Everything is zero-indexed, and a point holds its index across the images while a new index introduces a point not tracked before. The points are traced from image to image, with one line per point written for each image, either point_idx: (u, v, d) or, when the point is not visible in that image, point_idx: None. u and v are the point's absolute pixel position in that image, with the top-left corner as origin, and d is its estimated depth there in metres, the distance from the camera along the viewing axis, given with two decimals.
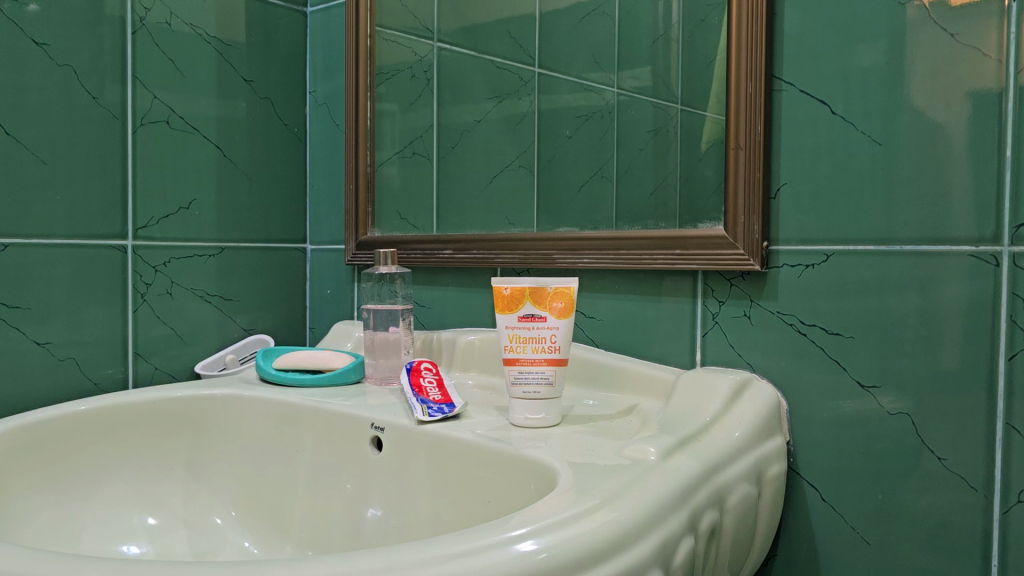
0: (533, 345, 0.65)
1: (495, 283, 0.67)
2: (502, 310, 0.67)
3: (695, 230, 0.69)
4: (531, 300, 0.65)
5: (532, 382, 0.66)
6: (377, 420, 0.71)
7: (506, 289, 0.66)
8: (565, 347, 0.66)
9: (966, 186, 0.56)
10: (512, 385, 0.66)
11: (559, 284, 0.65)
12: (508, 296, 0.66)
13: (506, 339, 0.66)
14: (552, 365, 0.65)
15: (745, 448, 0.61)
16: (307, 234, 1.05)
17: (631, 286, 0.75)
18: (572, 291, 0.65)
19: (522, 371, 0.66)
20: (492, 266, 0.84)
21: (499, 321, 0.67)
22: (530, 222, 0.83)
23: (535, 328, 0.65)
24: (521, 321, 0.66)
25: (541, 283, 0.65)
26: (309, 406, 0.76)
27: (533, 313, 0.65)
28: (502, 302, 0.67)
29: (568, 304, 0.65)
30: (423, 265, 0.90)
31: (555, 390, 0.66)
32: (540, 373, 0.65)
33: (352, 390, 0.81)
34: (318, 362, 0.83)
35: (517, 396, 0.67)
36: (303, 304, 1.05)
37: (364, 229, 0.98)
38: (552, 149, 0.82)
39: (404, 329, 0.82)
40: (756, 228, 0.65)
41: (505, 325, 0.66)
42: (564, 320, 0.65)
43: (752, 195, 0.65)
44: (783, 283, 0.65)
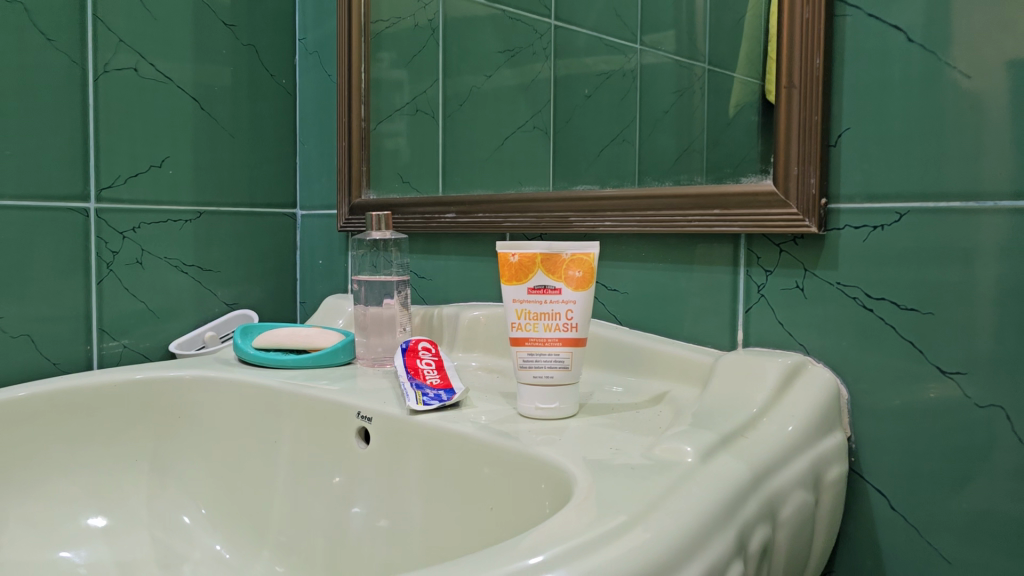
0: (545, 322, 0.55)
1: (500, 250, 0.57)
2: (508, 281, 0.56)
3: (737, 185, 0.58)
4: (543, 269, 0.55)
5: (544, 367, 0.55)
6: (364, 409, 0.61)
7: (512, 256, 0.56)
8: (583, 325, 0.55)
9: None
10: (519, 368, 0.56)
11: (577, 250, 0.55)
12: (516, 265, 0.56)
13: (513, 316, 0.56)
14: (568, 346, 0.55)
15: (801, 447, 0.50)
16: (297, 198, 0.95)
17: (660, 253, 0.64)
18: (591, 258, 0.55)
19: (532, 353, 0.55)
20: (500, 231, 0.73)
21: (505, 294, 0.57)
22: (544, 182, 0.73)
23: (547, 303, 0.55)
24: (531, 294, 0.55)
25: (556, 248, 0.55)
26: (290, 391, 0.66)
27: (545, 285, 0.55)
28: (508, 273, 0.56)
29: (587, 275, 0.55)
30: (422, 231, 0.80)
31: (571, 374, 0.56)
32: (553, 356, 0.55)
33: (339, 373, 0.71)
34: (302, 341, 0.73)
35: (524, 380, 0.56)
36: (293, 276, 0.95)
37: (358, 191, 0.87)
38: (568, 109, 0.72)
39: (398, 304, 0.72)
40: (813, 180, 0.54)
41: (512, 299, 0.56)
42: (582, 292, 0.55)
43: (807, 141, 0.54)
44: (844, 247, 0.54)
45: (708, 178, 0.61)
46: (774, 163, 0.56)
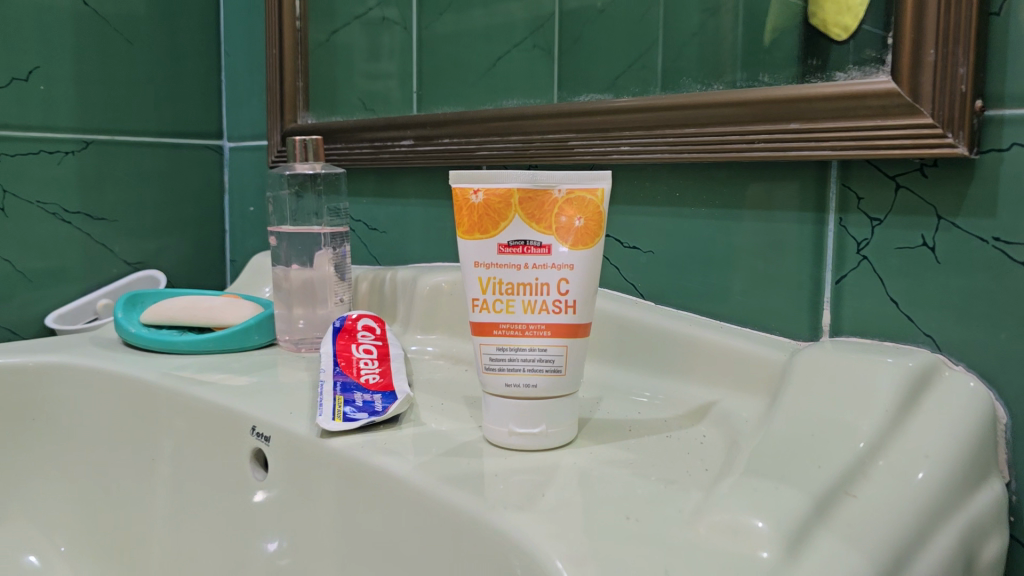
0: (525, 300, 0.35)
1: (455, 186, 0.36)
2: (467, 236, 0.36)
3: (828, 84, 0.37)
4: (522, 215, 0.35)
5: (523, 372, 0.35)
6: (260, 425, 0.41)
7: (474, 195, 0.36)
8: (586, 305, 0.35)
9: None
10: (483, 373, 0.36)
11: (574, 186, 0.35)
12: (481, 209, 0.35)
13: (476, 289, 0.36)
14: (561, 339, 0.35)
15: (944, 509, 0.30)
16: (224, 127, 0.73)
17: (703, 191, 0.42)
18: (598, 198, 0.35)
19: (503, 349, 0.35)
20: (472, 162, 0.51)
21: (463, 256, 0.36)
22: (536, 97, 0.51)
23: (528, 269, 0.35)
24: (503, 255, 0.35)
25: (544, 183, 0.35)
26: (167, 389, 0.47)
27: (524, 240, 0.35)
28: (467, 221, 0.36)
29: (593, 226, 0.35)
30: (371, 165, 0.57)
31: (566, 383, 0.35)
32: (537, 353, 0.35)
33: (247, 363, 0.51)
34: (203, 316, 0.53)
35: (491, 390, 0.36)
36: (220, 226, 0.73)
37: (291, 113, 0.65)
38: (577, 28, 0.52)
39: (329, 265, 0.52)
40: (964, 70, 0.33)
41: (474, 264, 0.36)
42: (584, 254, 0.35)
43: (956, 6, 0.33)
44: (1009, 182, 0.33)
45: (787, 82, 0.39)
46: (894, 48, 0.35)
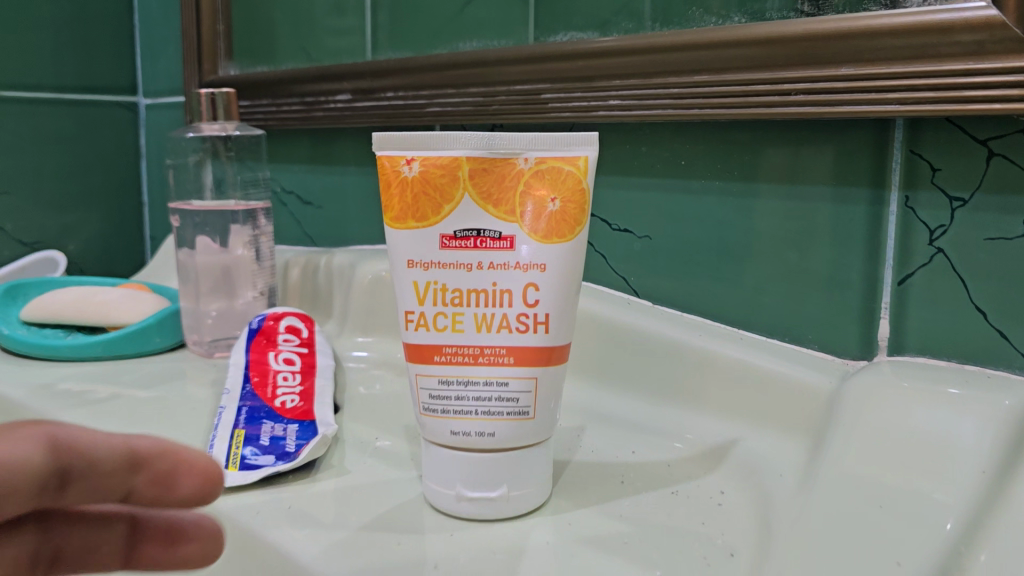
0: (478, 314, 0.25)
1: (381, 156, 0.26)
2: (397, 224, 0.26)
3: (899, 14, 0.27)
4: (475, 194, 0.25)
5: (475, 415, 0.25)
6: None
7: (407, 167, 0.26)
8: (563, 321, 0.26)
9: None
10: (420, 417, 0.26)
11: (545, 153, 0.25)
12: (416, 187, 0.26)
13: (410, 299, 0.26)
14: (527, 369, 0.25)
15: None
16: (138, 80, 0.61)
17: (718, 159, 0.32)
18: (579, 169, 0.25)
19: (447, 383, 0.25)
20: (422, 121, 0.40)
21: (392, 254, 0.26)
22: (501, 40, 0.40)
23: (483, 271, 0.25)
24: (447, 250, 0.25)
25: (505, 149, 0.25)
26: (33, 413, 0.36)
27: (476, 230, 0.25)
28: (398, 205, 0.26)
29: (573, 210, 0.25)
30: (303, 125, 0.47)
31: (534, 430, 0.25)
32: (494, 390, 0.25)
33: (144, 375, 0.40)
34: (92, 312, 0.43)
35: (432, 439, 0.26)
36: (136, 197, 0.62)
37: (210, 62, 0.54)
38: None
39: (246, 244, 0.43)
40: None
41: (407, 265, 0.26)
42: (559, 249, 0.25)
43: None
44: None
45: (837, 11, 0.28)
46: None
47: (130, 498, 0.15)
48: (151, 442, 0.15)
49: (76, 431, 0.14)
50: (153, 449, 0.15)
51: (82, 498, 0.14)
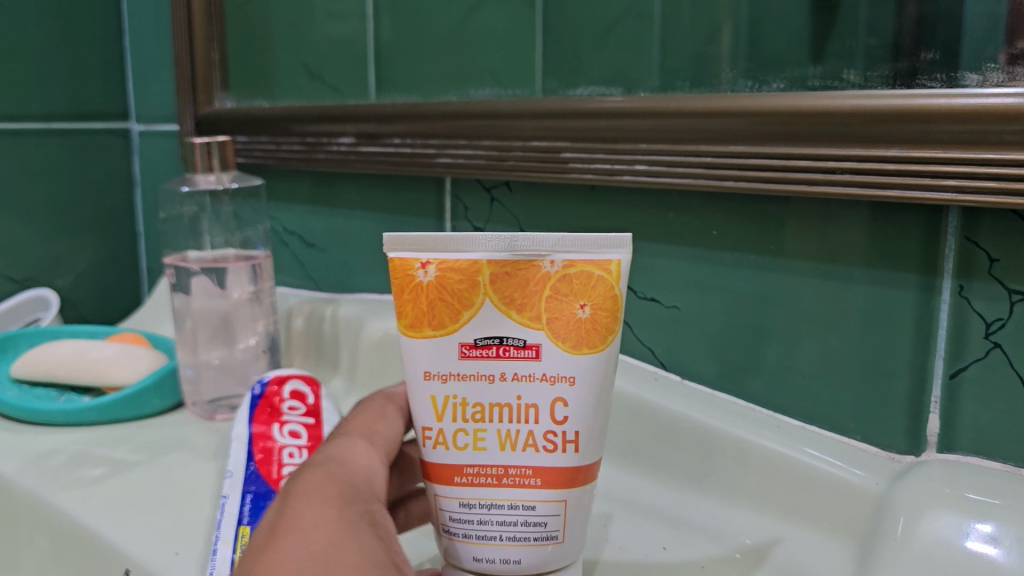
0: (502, 431, 0.23)
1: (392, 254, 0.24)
2: (411, 331, 0.24)
3: (956, 94, 0.25)
4: (496, 301, 0.23)
5: (499, 542, 0.23)
6: (136, 572, 0.30)
7: (422, 271, 0.23)
8: (595, 438, 0.23)
9: None
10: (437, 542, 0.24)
11: (575, 255, 0.23)
12: (431, 292, 0.23)
13: (427, 413, 0.24)
14: (556, 490, 0.23)
15: None
16: (130, 106, 0.59)
17: (751, 233, 0.31)
18: (612, 273, 0.23)
19: (468, 507, 0.23)
20: (432, 171, 0.38)
21: (406, 362, 0.24)
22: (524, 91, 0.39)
23: (507, 382, 0.23)
24: (467, 360, 0.23)
25: (529, 253, 0.23)
26: (26, 495, 0.35)
27: (499, 338, 0.23)
28: (412, 310, 0.24)
29: (604, 318, 0.23)
30: (304, 167, 0.44)
31: (564, 556, 0.23)
32: (520, 515, 0.23)
33: (143, 443, 0.39)
34: (88, 373, 0.41)
35: (451, 566, 0.24)
36: (130, 227, 0.60)
37: (204, 94, 0.52)
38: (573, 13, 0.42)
39: (243, 283, 0.41)
40: None
41: (423, 375, 0.24)
42: (588, 360, 0.23)
43: None
44: None
45: (887, 83, 0.27)
46: None
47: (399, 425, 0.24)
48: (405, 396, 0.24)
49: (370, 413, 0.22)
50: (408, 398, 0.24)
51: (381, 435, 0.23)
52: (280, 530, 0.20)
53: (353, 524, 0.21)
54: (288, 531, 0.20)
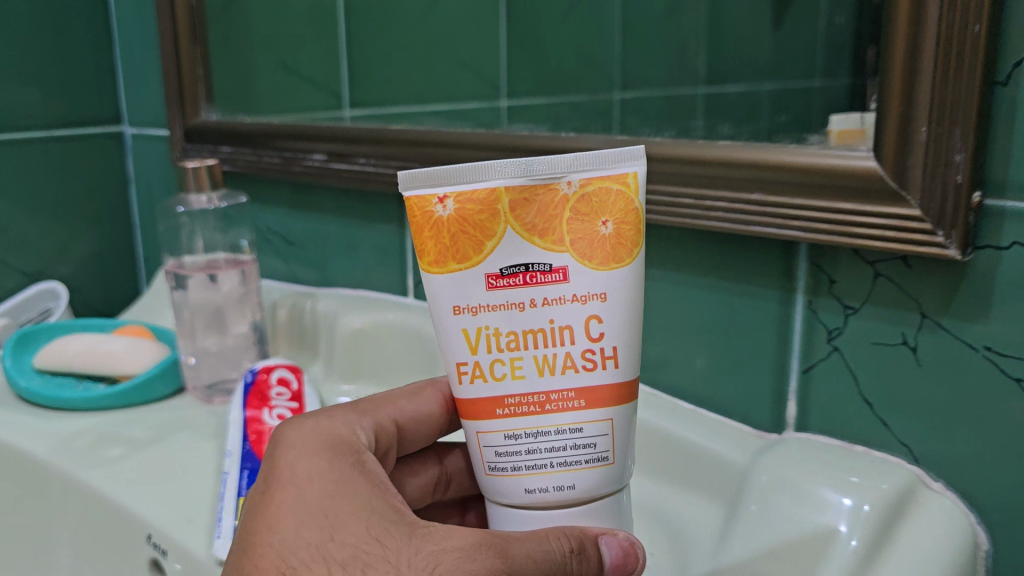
0: (539, 357, 0.26)
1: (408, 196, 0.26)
2: (437, 266, 0.26)
3: (799, 155, 0.31)
4: (518, 227, 0.25)
5: (551, 468, 0.26)
6: (156, 536, 0.37)
7: (441, 206, 0.26)
8: (629, 353, 0.26)
9: None
10: (488, 477, 0.27)
11: (589, 173, 0.25)
12: (456, 223, 0.26)
13: (464, 350, 0.26)
14: (597, 407, 0.26)
15: None
16: (122, 110, 0.65)
17: (653, 251, 0.37)
18: (628, 185, 0.25)
19: (516, 437, 0.26)
20: (392, 188, 0.44)
21: (435, 300, 0.26)
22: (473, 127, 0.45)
23: (539, 309, 0.26)
24: (496, 290, 0.26)
25: (547, 175, 0.25)
26: (58, 472, 0.42)
27: (524, 265, 0.25)
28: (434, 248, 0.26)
29: (627, 230, 0.25)
30: (282, 177, 0.50)
31: (612, 475, 0.26)
32: (569, 438, 0.26)
33: (151, 424, 0.45)
34: (100, 363, 0.48)
35: (509, 496, 0.27)
36: (126, 222, 0.66)
37: (192, 108, 0.59)
38: None
39: (233, 280, 0.48)
40: (962, 156, 0.27)
41: (454, 311, 0.26)
42: (615, 277, 0.26)
43: (953, 78, 0.27)
44: (1008, 283, 0.28)
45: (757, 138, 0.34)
46: (878, 121, 0.29)
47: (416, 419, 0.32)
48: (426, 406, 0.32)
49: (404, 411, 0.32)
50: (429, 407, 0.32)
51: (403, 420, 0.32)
52: (277, 484, 0.27)
53: (341, 471, 0.27)
54: (284, 484, 0.27)
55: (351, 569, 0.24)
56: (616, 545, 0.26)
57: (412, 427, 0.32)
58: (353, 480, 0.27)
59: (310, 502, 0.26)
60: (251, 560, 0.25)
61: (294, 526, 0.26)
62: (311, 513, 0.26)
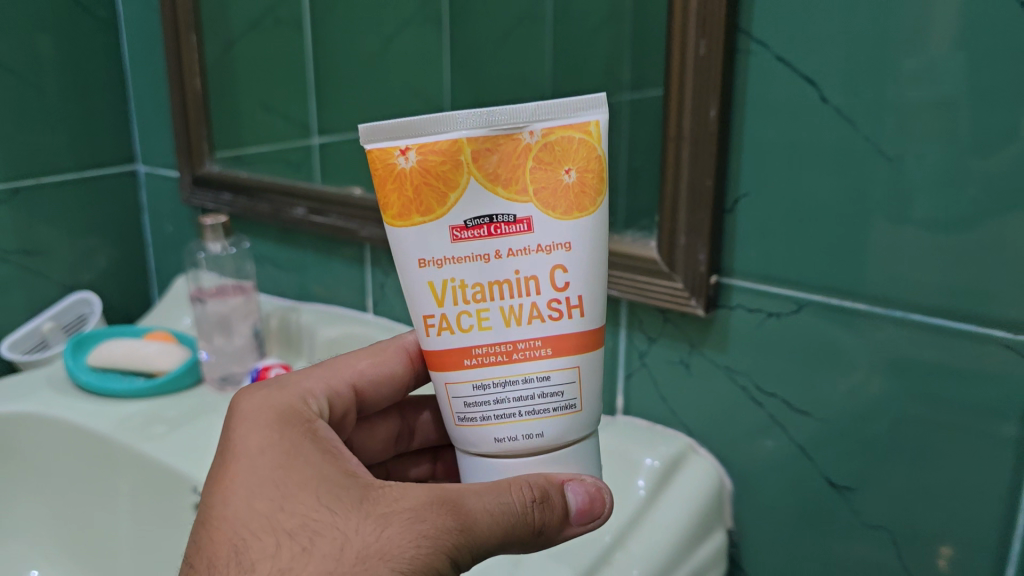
0: (505, 306, 0.33)
1: (379, 150, 0.33)
2: (406, 218, 0.33)
3: (618, 242, 0.50)
4: (484, 179, 0.32)
5: (520, 416, 0.33)
6: (198, 486, 0.54)
7: (404, 157, 0.32)
8: (589, 302, 0.33)
9: (1003, 246, 0.38)
10: (463, 419, 0.34)
11: (550, 126, 0.32)
12: (427, 172, 0.32)
13: (435, 295, 0.33)
14: (558, 352, 0.33)
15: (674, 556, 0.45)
16: (136, 151, 0.80)
17: None
18: (585, 135, 0.32)
19: (484, 385, 0.33)
20: (356, 237, 0.61)
21: (408, 252, 0.33)
22: None
23: (502, 260, 0.33)
24: (461, 240, 0.32)
25: (510, 127, 0.31)
26: (119, 444, 0.59)
27: (489, 217, 0.32)
28: (401, 202, 0.33)
29: (586, 177, 0.32)
30: (272, 222, 0.67)
31: (574, 421, 0.34)
32: (535, 385, 0.33)
33: (183, 408, 0.62)
34: (140, 363, 0.64)
35: (482, 432, 0.34)
36: (142, 242, 0.82)
37: (199, 160, 0.76)
38: None
39: (239, 301, 0.65)
40: (703, 256, 0.46)
41: (425, 261, 0.33)
42: (574, 226, 0.32)
43: (697, 208, 0.45)
44: (735, 330, 0.47)
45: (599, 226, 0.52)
46: (660, 227, 0.48)
47: (372, 381, 0.42)
48: (383, 368, 0.42)
49: (364, 375, 0.42)
50: (385, 369, 0.42)
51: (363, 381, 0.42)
52: (233, 456, 0.34)
53: (291, 439, 0.35)
54: (238, 457, 0.34)
55: (304, 528, 0.31)
56: (580, 490, 0.33)
57: (369, 388, 0.42)
58: (303, 446, 0.34)
59: (262, 471, 0.33)
60: (209, 528, 0.32)
61: (248, 496, 0.32)
62: (266, 484, 0.33)
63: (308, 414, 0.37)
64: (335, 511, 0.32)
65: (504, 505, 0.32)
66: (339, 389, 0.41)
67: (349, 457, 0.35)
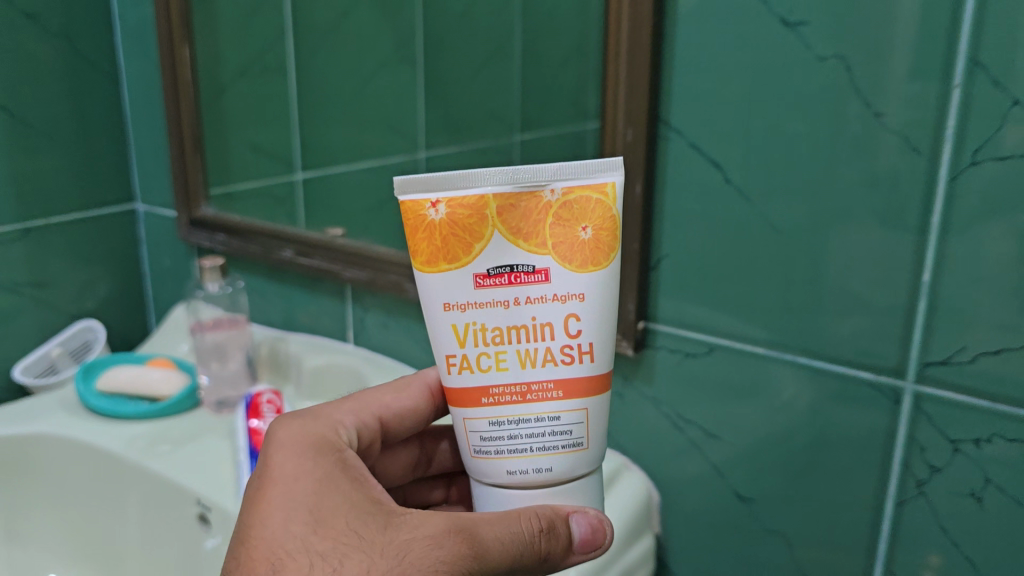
0: (522, 349, 0.39)
1: (412, 201, 0.38)
2: (435, 262, 0.38)
3: None
4: (507, 231, 0.37)
5: (533, 450, 0.39)
6: (201, 499, 0.62)
7: (434, 209, 0.38)
8: (597, 347, 0.39)
9: (867, 304, 0.48)
10: (483, 451, 0.40)
11: (569, 187, 0.37)
12: (459, 224, 0.37)
13: (460, 335, 0.39)
14: (566, 392, 0.39)
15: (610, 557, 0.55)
16: (135, 190, 0.88)
17: None
18: (599, 197, 0.38)
19: (501, 419, 0.39)
20: (339, 278, 0.69)
21: (437, 295, 0.39)
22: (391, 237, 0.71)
23: (522, 307, 0.38)
24: (483, 285, 0.38)
25: (534, 187, 0.37)
26: (129, 461, 0.66)
27: (510, 267, 0.38)
28: (431, 247, 0.38)
29: (600, 233, 0.38)
30: (262, 260, 0.75)
31: (577, 458, 0.40)
32: (547, 423, 0.39)
33: (184, 428, 0.70)
34: (145, 388, 0.72)
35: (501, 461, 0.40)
36: (140, 273, 0.90)
37: (196, 203, 0.83)
38: None
39: (234, 333, 0.73)
40: (631, 306, 0.55)
41: (451, 303, 0.39)
42: (586, 277, 0.38)
43: (628, 267, 0.54)
44: (660, 367, 0.57)
45: None
46: None
47: (399, 413, 0.50)
48: (408, 403, 0.50)
49: (391, 409, 0.50)
50: (410, 403, 0.50)
51: (391, 413, 0.49)
52: (271, 482, 0.40)
53: (323, 467, 0.41)
54: (276, 482, 0.40)
55: (335, 549, 0.38)
56: (583, 522, 0.40)
57: (397, 419, 0.50)
58: (333, 473, 0.41)
59: (297, 496, 0.40)
60: (249, 544, 0.38)
61: (285, 520, 0.39)
62: (302, 510, 0.39)
63: (336, 442, 0.44)
64: (362, 536, 0.38)
65: (512, 535, 0.38)
66: (370, 419, 0.48)
67: (373, 484, 0.41)
